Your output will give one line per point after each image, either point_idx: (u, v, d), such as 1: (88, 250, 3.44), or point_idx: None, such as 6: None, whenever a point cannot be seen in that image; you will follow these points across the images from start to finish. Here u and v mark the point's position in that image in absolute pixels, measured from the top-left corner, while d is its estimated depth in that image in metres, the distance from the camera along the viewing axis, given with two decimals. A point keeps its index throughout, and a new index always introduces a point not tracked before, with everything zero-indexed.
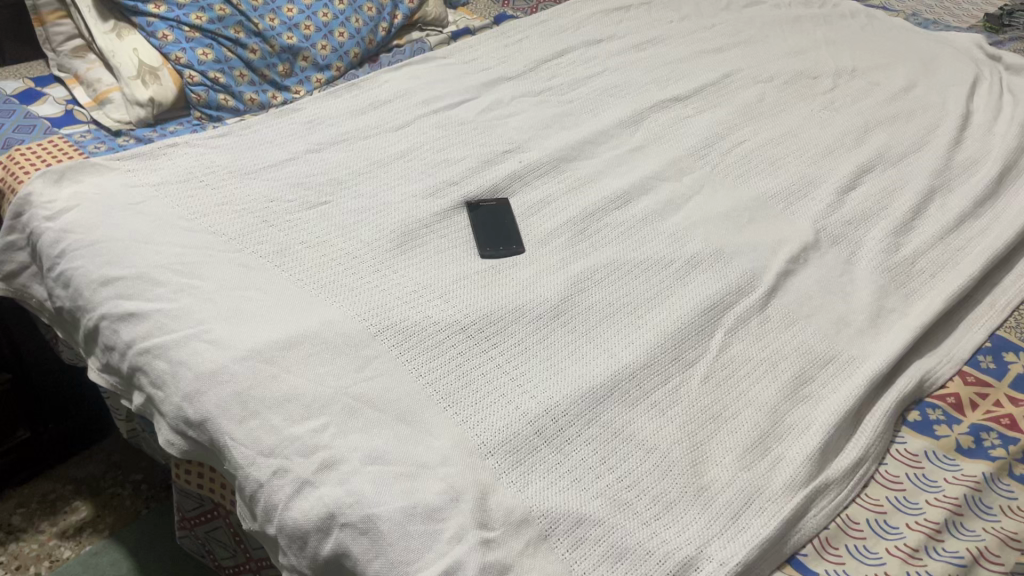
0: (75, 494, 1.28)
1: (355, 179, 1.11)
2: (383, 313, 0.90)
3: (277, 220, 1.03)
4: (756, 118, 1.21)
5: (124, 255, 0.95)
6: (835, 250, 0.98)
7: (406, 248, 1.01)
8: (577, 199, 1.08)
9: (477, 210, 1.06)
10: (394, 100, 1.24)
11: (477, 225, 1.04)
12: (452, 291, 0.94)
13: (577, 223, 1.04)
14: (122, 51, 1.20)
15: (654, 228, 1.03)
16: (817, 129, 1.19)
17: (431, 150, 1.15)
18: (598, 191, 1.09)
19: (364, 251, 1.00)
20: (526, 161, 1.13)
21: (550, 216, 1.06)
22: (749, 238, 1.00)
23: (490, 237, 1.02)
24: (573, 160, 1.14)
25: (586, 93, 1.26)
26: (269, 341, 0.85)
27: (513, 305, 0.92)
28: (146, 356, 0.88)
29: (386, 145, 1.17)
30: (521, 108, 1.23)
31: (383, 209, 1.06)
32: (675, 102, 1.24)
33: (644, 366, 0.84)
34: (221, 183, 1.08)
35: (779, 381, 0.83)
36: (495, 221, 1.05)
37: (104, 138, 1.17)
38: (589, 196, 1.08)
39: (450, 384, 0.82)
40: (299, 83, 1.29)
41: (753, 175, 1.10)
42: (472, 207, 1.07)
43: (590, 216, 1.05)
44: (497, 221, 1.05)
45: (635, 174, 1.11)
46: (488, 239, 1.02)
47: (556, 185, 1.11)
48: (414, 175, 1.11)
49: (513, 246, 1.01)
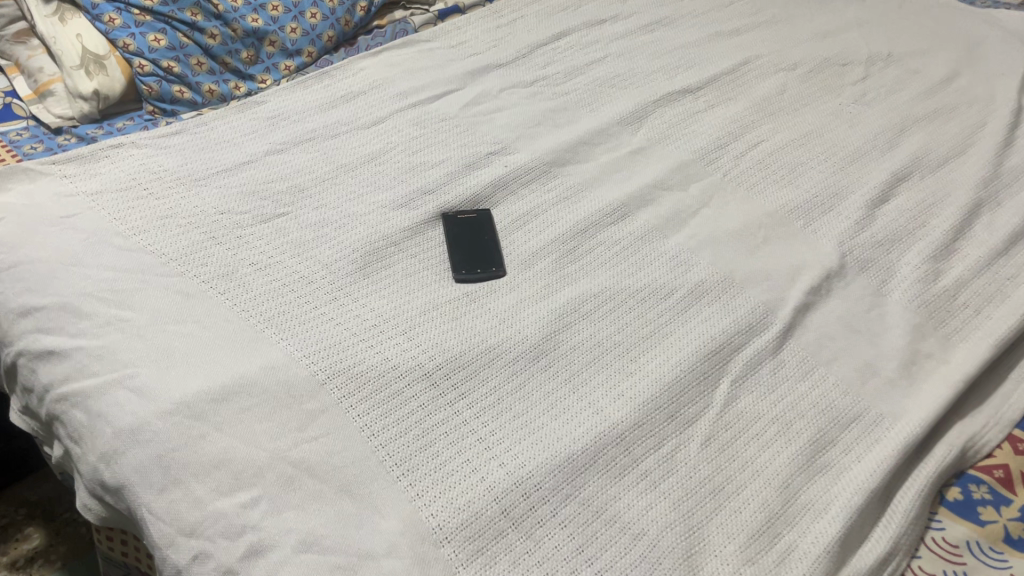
0: (27, 520, 1.19)
1: (319, 186, 0.98)
2: (335, 354, 0.78)
3: (225, 237, 0.91)
4: (776, 114, 1.07)
5: (46, 281, 0.84)
6: (863, 279, 0.85)
7: (370, 270, 0.88)
8: (567, 211, 0.95)
9: (452, 222, 0.94)
10: (368, 92, 1.11)
11: (452, 241, 0.91)
12: (418, 326, 0.82)
13: (566, 241, 0.91)
14: (64, 37, 1.06)
15: (654, 249, 0.89)
16: (845, 128, 1.04)
17: (405, 152, 1.02)
18: (592, 202, 0.96)
19: (320, 274, 0.87)
20: (513, 167, 1.00)
21: (536, 232, 0.93)
22: (764, 263, 0.86)
23: (466, 257, 0.90)
24: (565, 164, 1.01)
25: (585, 84, 1.13)
26: (199, 392, 0.73)
27: (486, 344, 0.80)
28: (64, 404, 0.76)
29: (355, 145, 1.04)
30: (510, 101, 1.10)
31: (347, 223, 0.93)
32: (684, 95, 1.10)
33: (635, 427, 0.71)
34: (167, 193, 0.96)
35: (793, 447, 0.71)
36: (473, 236, 0.92)
37: (42, 137, 1.05)
38: (581, 208, 0.95)
39: (407, 447, 0.70)
40: (265, 72, 1.16)
41: (770, 184, 0.96)
42: (447, 218, 0.94)
43: (582, 234, 0.92)
44: (474, 237, 0.92)
45: (635, 183, 0.97)
46: (463, 258, 0.89)
47: (545, 194, 0.97)
48: (384, 181, 0.99)
49: (493, 269, 0.88)
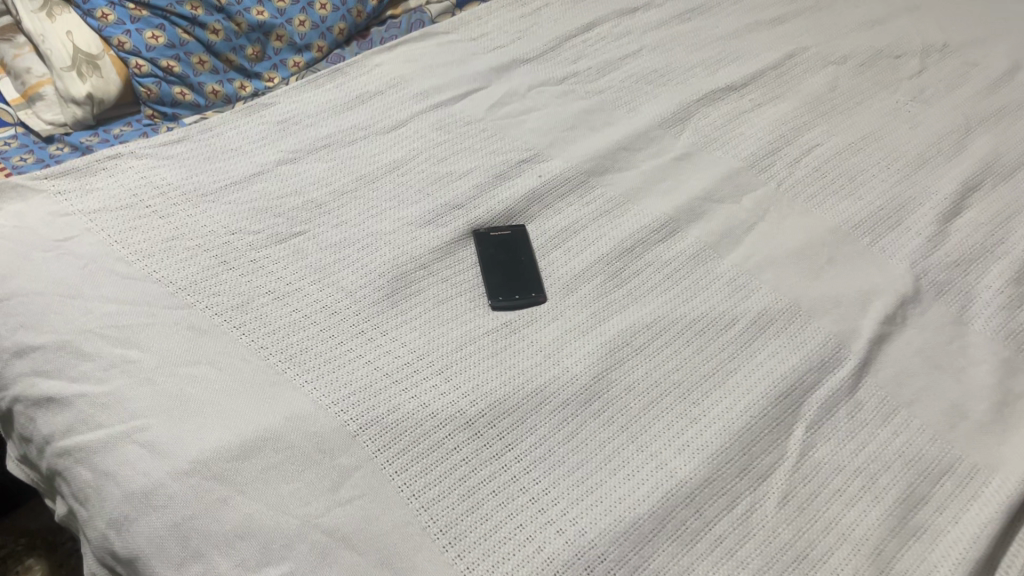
0: (28, 551, 1.12)
1: (338, 201, 0.90)
2: (365, 400, 0.70)
3: (238, 261, 0.83)
4: (828, 114, 0.99)
5: (42, 317, 0.76)
6: (940, 306, 0.78)
7: (399, 298, 0.80)
8: (610, 227, 0.87)
9: (485, 241, 0.86)
10: (386, 91, 1.02)
11: (486, 262, 0.84)
12: (454, 364, 0.74)
13: (611, 262, 0.84)
14: (53, 35, 0.97)
15: (709, 270, 0.82)
16: (905, 130, 0.97)
17: (430, 161, 0.94)
18: (636, 217, 0.88)
19: (344, 303, 0.80)
20: (548, 177, 0.92)
21: (577, 251, 0.85)
22: (831, 288, 0.79)
23: (502, 280, 0.82)
24: (604, 173, 0.93)
25: (620, 80, 1.04)
26: (219, 449, 0.66)
27: (531, 385, 0.72)
28: (67, 460, 0.69)
29: (375, 152, 0.95)
30: (540, 102, 1.01)
31: (370, 243, 0.85)
32: (728, 92, 1.02)
33: (705, 485, 0.65)
34: (172, 211, 0.87)
35: (880, 506, 0.64)
36: (509, 257, 0.84)
37: (32, 146, 0.96)
38: (625, 223, 0.87)
39: (452, 511, 0.63)
40: (272, 69, 1.08)
41: (830, 195, 0.89)
42: (480, 236, 0.86)
43: (628, 253, 0.84)
44: (510, 258, 0.84)
45: (682, 195, 0.89)
46: (499, 283, 0.82)
47: (585, 207, 0.89)
48: (409, 194, 0.91)
49: (532, 294, 0.81)
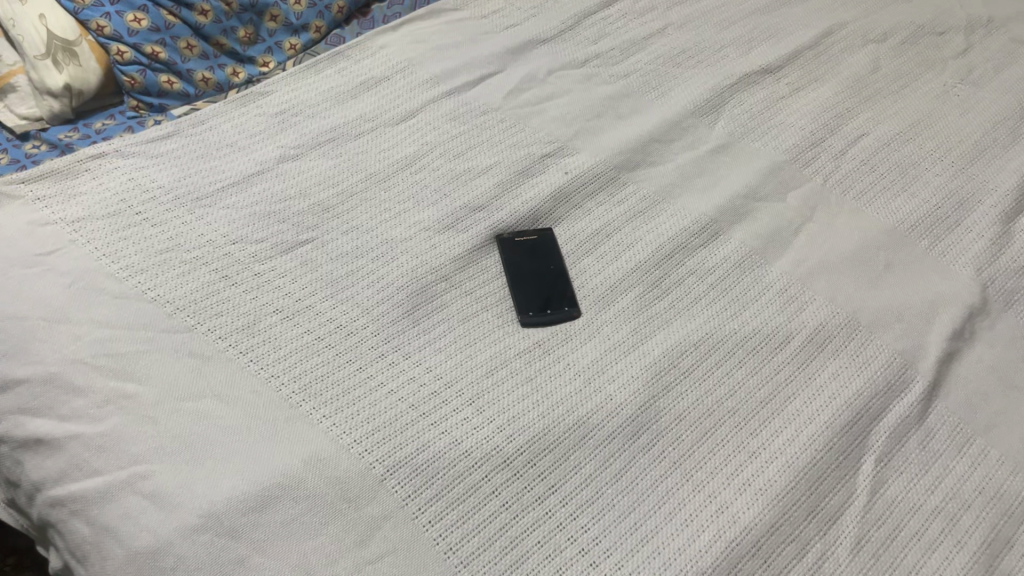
0: None
1: (347, 203, 0.82)
2: (392, 438, 0.64)
3: (240, 276, 0.75)
4: (872, 98, 0.92)
5: (26, 346, 0.68)
6: (1008, 320, 0.72)
7: (420, 315, 0.73)
8: (646, 229, 0.80)
9: (511, 247, 0.79)
10: (393, 77, 0.94)
11: (513, 271, 0.77)
12: (485, 392, 0.68)
13: (649, 270, 0.77)
14: (23, 19, 0.86)
15: (757, 279, 0.75)
16: (956, 116, 0.90)
17: (446, 156, 0.87)
18: (673, 218, 0.81)
19: (361, 322, 0.72)
20: (575, 172, 0.85)
21: (612, 258, 0.78)
22: (892, 298, 0.73)
23: (531, 292, 0.75)
24: (635, 168, 0.85)
25: (645, 62, 0.96)
26: (233, 501, 0.59)
27: (573, 416, 0.66)
28: (62, 511, 0.62)
29: (385, 147, 0.88)
30: (562, 87, 0.93)
31: (385, 251, 0.78)
32: (763, 75, 0.94)
33: (770, 532, 0.59)
34: (165, 218, 0.79)
35: (963, 552, 0.60)
36: (537, 265, 0.77)
37: (7, 145, 0.88)
38: (662, 225, 0.80)
39: (495, 566, 0.58)
40: (267, 52, 0.99)
41: (882, 190, 0.82)
42: (505, 242, 0.79)
43: (667, 260, 0.77)
44: (539, 267, 0.77)
45: (721, 193, 0.83)
46: (528, 295, 0.75)
47: (617, 206, 0.82)
48: (424, 195, 0.83)
49: (565, 307, 0.74)
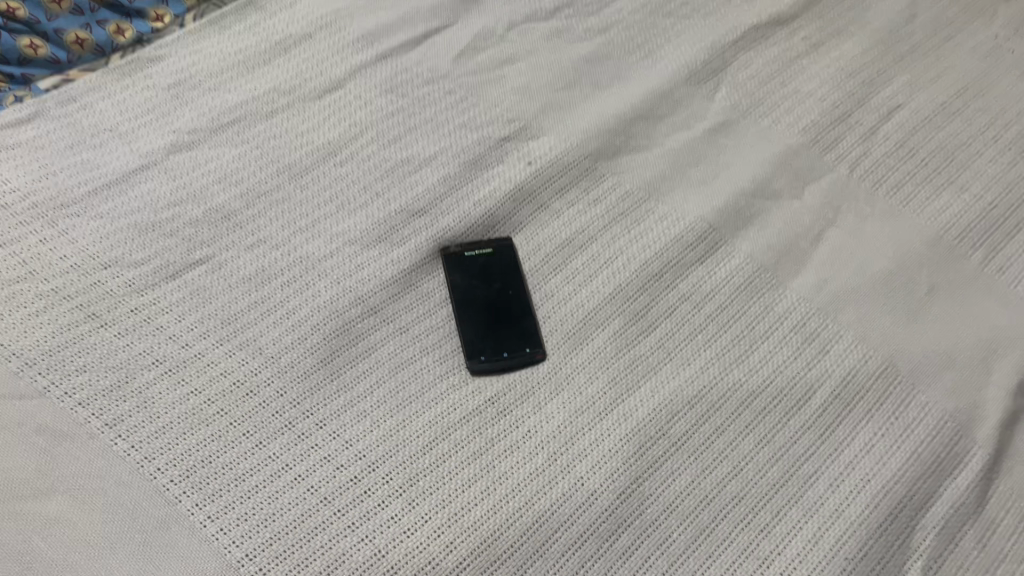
0: None
1: (253, 208, 0.65)
2: (297, 551, 0.50)
3: (112, 314, 0.59)
4: (909, 56, 0.74)
5: None
6: None
7: (341, 364, 0.58)
8: (630, 238, 0.64)
9: (460, 267, 0.62)
10: (317, 35, 0.75)
11: (463, 302, 0.61)
12: (420, 476, 0.53)
13: (632, 295, 0.61)
14: None
15: (768, 309, 0.60)
16: (1011, 80, 0.73)
17: (378, 142, 0.69)
18: (663, 222, 0.64)
19: (263, 377, 0.57)
20: (540, 162, 0.68)
21: (585, 278, 0.62)
22: (939, 338, 0.58)
23: (483, 329, 0.59)
24: (614, 154, 0.69)
25: (629, 11, 0.78)
26: None
27: (533, 510, 0.51)
28: None
29: (304, 131, 0.70)
30: (526, 46, 0.75)
31: (299, 274, 0.62)
32: (774, 28, 0.76)
33: None
34: (19, 235, 0.62)
35: None
36: (494, 291, 0.61)
37: None
38: (649, 233, 0.64)
39: None
40: (161, 5, 0.79)
41: (924, 184, 0.66)
42: (453, 261, 0.63)
43: (655, 282, 0.61)
44: (496, 293, 0.61)
45: (722, 188, 0.66)
46: (478, 333, 0.59)
47: (592, 206, 0.66)
48: (350, 194, 0.66)
49: (524, 348, 0.58)
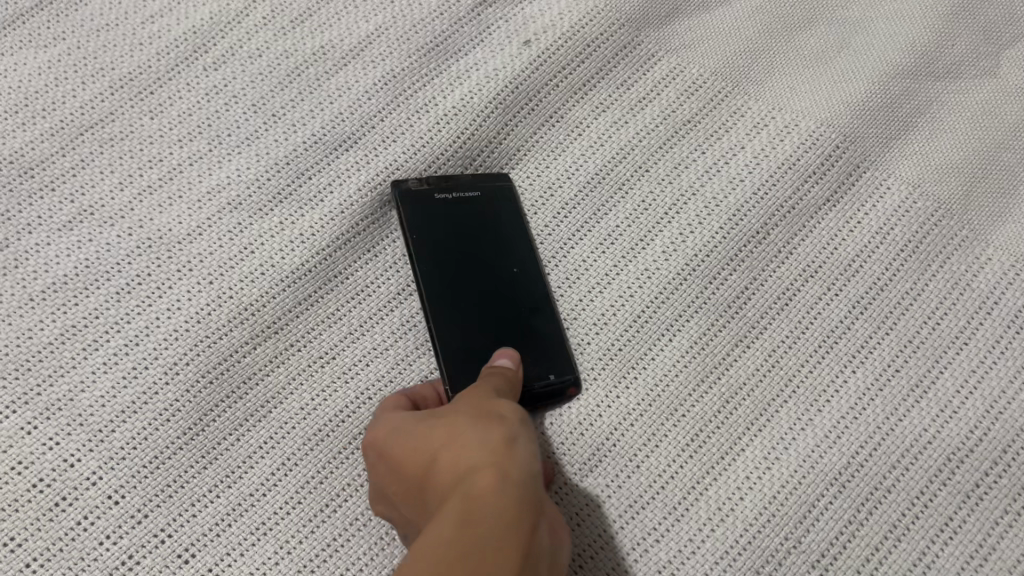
0: None
1: (72, 153, 0.39)
2: None
3: None
4: None
5: None
6: None
7: (220, 435, 0.34)
8: (706, 169, 0.38)
9: (428, 220, 0.36)
10: None
11: (435, 282, 0.34)
12: None
13: (718, 275, 0.35)
14: None
15: (959, 288, 0.34)
16: None
17: (274, 24, 0.41)
18: (759, 133, 0.38)
19: (82, 472, 0.33)
20: (544, 41, 0.40)
21: (633, 246, 0.36)
22: None
23: (474, 336, 0.33)
24: (668, 17, 0.41)
25: None
26: None
27: None
28: None
29: (154, 14, 0.42)
30: None
31: (148, 269, 0.37)
32: None
33: None
34: None
35: None
36: (488, 264, 0.35)
37: None
38: (737, 156, 0.38)
39: None
40: None
41: None
42: (416, 209, 0.36)
43: (754, 247, 0.36)
44: (490, 269, 0.35)
45: (857, 67, 0.39)
46: (466, 343, 0.33)
47: (636, 114, 0.39)
48: (230, 119, 0.40)
49: (547, 375, 0.33)
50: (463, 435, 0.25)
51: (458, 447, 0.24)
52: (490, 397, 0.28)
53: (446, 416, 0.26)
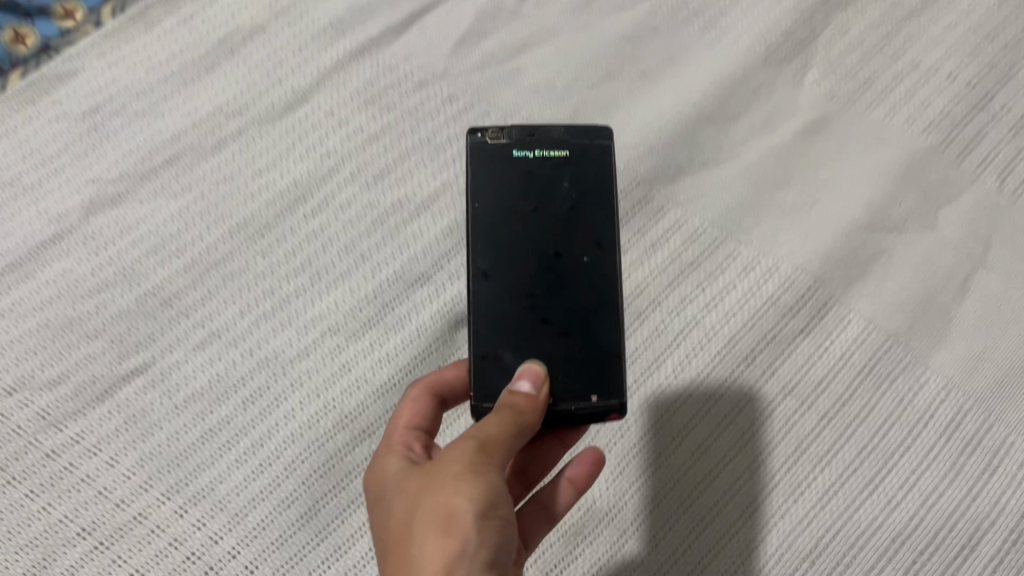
0: None
1: (202, 286, 0.49)
2: None
3: (25, 466, 0.44)
4: None
5: None
6: None
7: (331, 515, 0.44)
8: (707, 302, 0.47)
9: (496, 178, 0.41)
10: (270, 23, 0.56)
11: (492, 254, 0.40)
12: None
13: (717, 391, 0.45)
14: None
15: (903, 403, 0.44)
16: None
17: (360, 179, 0.52)
18: (748, 274, 0.48)
19: (226, 548, 0.43)
20: None
21: (650, 366, 0.45)
22: None
23: (527, 317, 0.40)
24: (675, 176, 0.51)
25: None
26: None
27: None
28: None
29: (263, 169, 0.53)
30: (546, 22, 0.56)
31: (269, 383, 0.47)
32: None
33: None
34: None
35: None
36: (560, 246, 0.41)
37: None
38: (731, 293, 0.47)
39: None
40: None
41: None
42: (486, 156, 0.41)
43: (744, 369, 0.45)
44: (563, 252, 0.41)
45: (826, 221, 0.49)
46: (522, 324, 0.40)
47: (651, 253, 0.48)
48: (327, 259, 0.50)
49: (591, 395, 0.40)
50: (406, 561, 0.30)
51: (413, 549, 0.29)
52: (455, 478, 0.31)
53: (420, 491, 0.31)
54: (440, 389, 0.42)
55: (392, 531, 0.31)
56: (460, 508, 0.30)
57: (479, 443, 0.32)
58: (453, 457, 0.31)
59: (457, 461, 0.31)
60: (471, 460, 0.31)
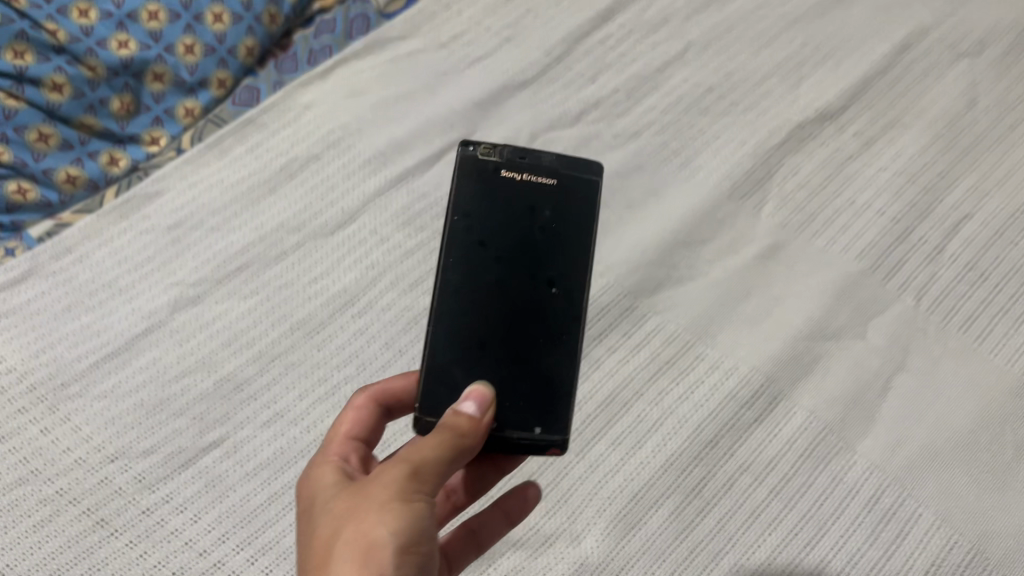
0: None
1: (266, 373, 0.60)
2: None
3: (124, 519, 0.54)
4: (971, 154, 0.68)
5: None
6: None
7: None
8: (680, 395, 0.58)
9: (476, 196, 0.45)
10: (325, 155, 0.68)
11: (461, 262, 0.44)
12: None
13: (686, 468, 0.55)
14: None
15: (835, 480, 0.55)
16: None
17: (398, 288, 0.64)
18: (713, 372, 0.59)
19: None
20: None
21: (633, 446, 0.56)
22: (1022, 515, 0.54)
23: (486, 328, 0.43)
24: (655, 289, 0.62)
25: (662, 108, 0.71)
26: None
27: None
28: None
29: (316, 276, 0.64)
30: None
31: None
32: (821, 124, 0.70)
33: None
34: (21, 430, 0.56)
35: None
36: (532, 275, 0.45)
37: None
38: (699, 387, 0.58)
39: None
40: (188, 97, 0.70)
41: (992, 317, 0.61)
42: (476, 173, 0.46)
43: (709, 450, 0.56)
44: (533, 280, 0.44)
45: (777, 329, 0.60)
46: (482, 335, 0.43)
47: (636, 352, 0.60)
48: (370, 353, 0.61)
49: (534, 428, 0.43)
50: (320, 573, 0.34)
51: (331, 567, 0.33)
52: (381, 506, 0.35)
53: (347, 513, 0.35)
54: (389, 400, 0.47)
55: (314, 544, 0.35)
56: (382, 538, 0.34)
57: (411, 468, 0.35)
58: (383, 482, 0.35)
59: (387, 490, 0.35)
60: (399, 489, 0.35)
